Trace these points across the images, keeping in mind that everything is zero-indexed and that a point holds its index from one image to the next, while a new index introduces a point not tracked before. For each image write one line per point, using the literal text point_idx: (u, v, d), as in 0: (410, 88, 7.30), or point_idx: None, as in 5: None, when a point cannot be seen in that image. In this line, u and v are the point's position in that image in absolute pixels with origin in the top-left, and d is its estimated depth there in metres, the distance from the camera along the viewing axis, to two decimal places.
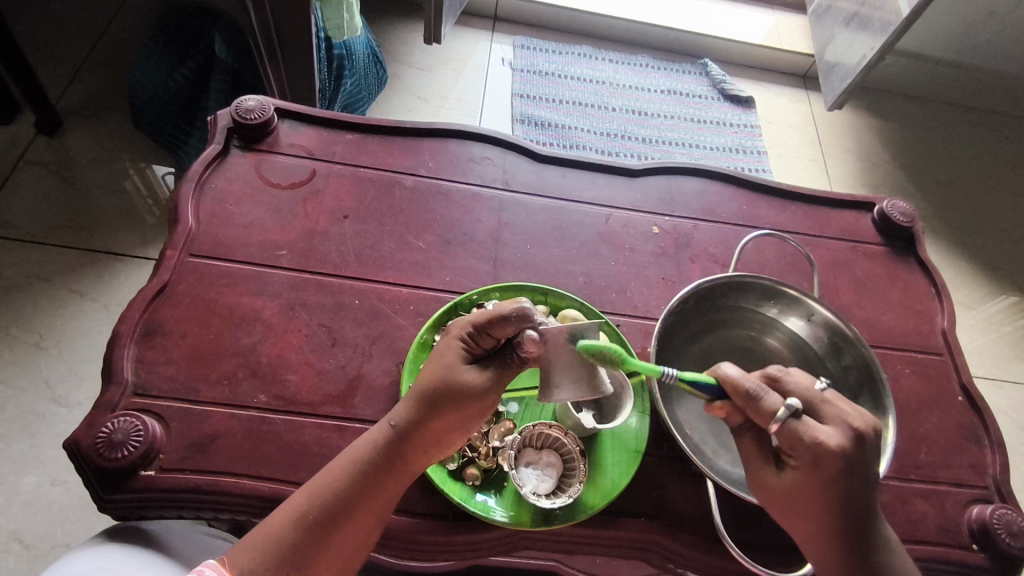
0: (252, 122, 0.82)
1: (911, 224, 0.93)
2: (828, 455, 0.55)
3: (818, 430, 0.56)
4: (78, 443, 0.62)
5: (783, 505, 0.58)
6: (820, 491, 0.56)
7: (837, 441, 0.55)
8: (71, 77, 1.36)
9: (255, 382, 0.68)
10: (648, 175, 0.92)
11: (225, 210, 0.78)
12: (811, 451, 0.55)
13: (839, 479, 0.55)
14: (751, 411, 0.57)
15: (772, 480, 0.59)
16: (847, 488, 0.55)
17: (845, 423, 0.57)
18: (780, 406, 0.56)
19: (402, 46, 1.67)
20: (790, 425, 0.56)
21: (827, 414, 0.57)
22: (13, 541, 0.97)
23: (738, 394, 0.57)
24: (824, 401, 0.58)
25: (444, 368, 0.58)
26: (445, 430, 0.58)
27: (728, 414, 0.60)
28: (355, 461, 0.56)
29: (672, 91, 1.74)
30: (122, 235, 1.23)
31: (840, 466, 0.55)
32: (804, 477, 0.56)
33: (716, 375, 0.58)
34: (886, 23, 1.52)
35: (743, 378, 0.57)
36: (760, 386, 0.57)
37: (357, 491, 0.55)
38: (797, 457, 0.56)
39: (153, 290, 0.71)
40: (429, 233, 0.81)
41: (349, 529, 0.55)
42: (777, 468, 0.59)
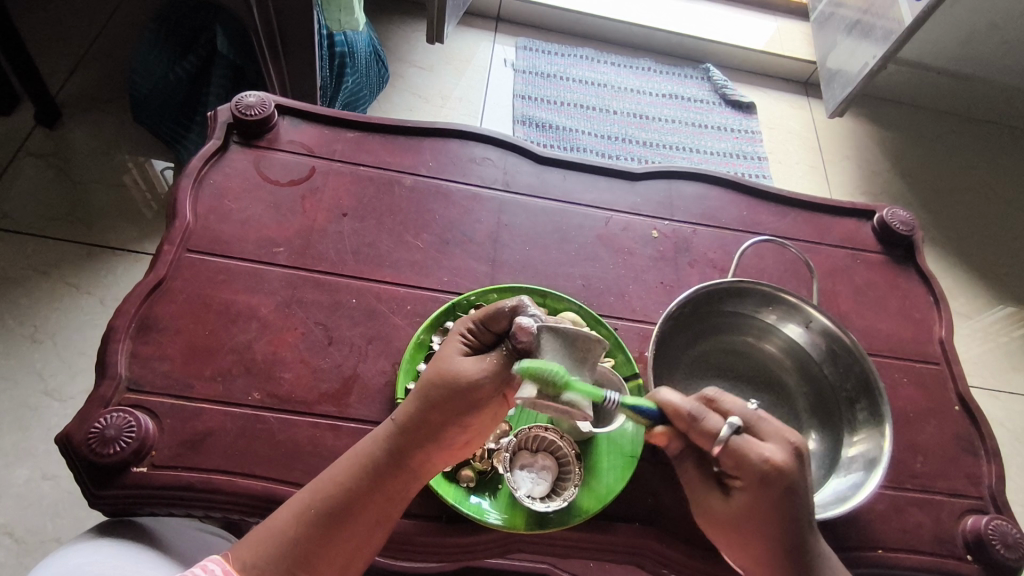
0: (252, 118, 0.82)
1: (911, 233, 0.93)
2: (774, 473, 0.54)
3: (761, 447, 0.56)
4: (70, 437, 0.62)
5: (730, 529, 0.58)
6: (767, 510, 0.55)
7: (781, 458, 0.55)
8: (71, 70, 1.36)
9: (250, 379, 0.68)
10: (648, 179, 0.92)
11: (223, 206, 0.77)
12: (757, 469, 0.55)
13: (783, 496, 0.54)
14: (693, 433, 0.57)
15: (718, 505, 0.58)
16: (792, 505, 0.55)
17: (786, 440, 0.56)
18: (722, 425, 0.56)
19: (404, 45, 1.67)
20: (733, 444, 0.55)
21: (765, 431, 0.57)
22: (3, 536, 0.96)
23: (679, 418, 0.57)
24: (760, 419, 0.58)
25: (444, 363, 0.58)
26: (450, 429, 0.57)
27: (669, 439, 0.60)
28: (359, 461, 0.56)
29: (674, 95, 1.74)
30: (119, 228, 1.22)
31: (786, 485, 0.54)
32: (751, 498, 0.55)
33: (657, 400, 0.58)
34: (888, 32, 1.52)
35: (683, 402, 0.57)
36: (699, 408, 0.57)
37: (361, 493, 0.55)
38: (743, 476, 0.56)
39: (149, 285, 0.70)
40: (427, 233, 0.81)
41: (351, 531, 0.54)
42: (725, 493, 0.58)
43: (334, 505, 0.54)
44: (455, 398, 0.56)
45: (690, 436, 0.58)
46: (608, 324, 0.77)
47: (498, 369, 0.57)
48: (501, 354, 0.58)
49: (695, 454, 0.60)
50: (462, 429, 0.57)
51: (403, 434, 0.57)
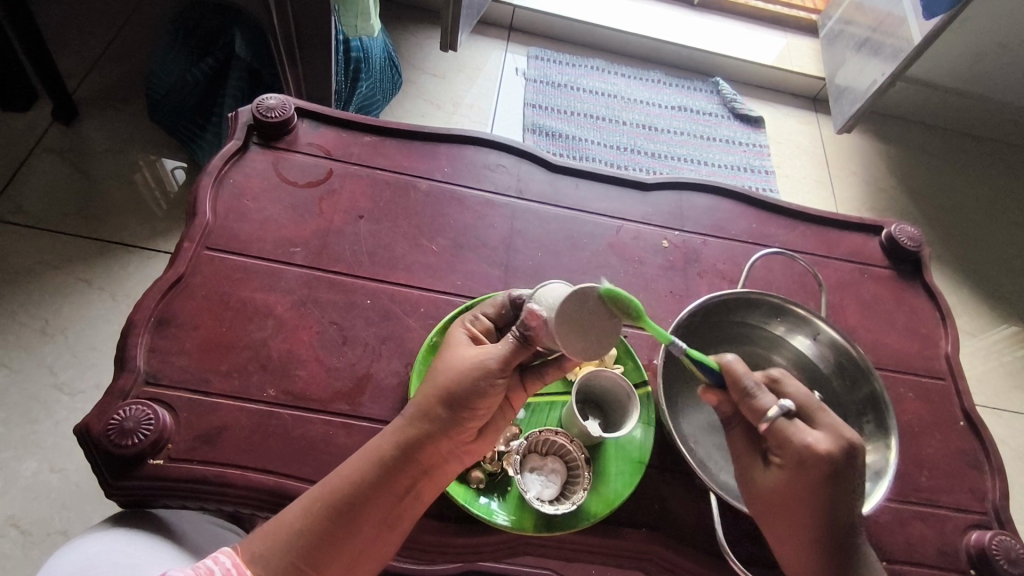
0: (272, 120, 0.83)
1: (919, 249, 0.93)
2: (817, 457, 0.55)
3: (807, 433, 0.57)
4: (89, 428, 0.63)
5: (769, 505, 0.59)
6: (807, 491, 0.56)
7: (825, 446, 0.56)
8: (90, 68, 1.38)
9: (266, 376, 0.69)
10: (659, 189, 0.93)
11: (242, 205, 0.79)
12: (799, 449, 0.56)
13: (825, 482, 0.55)
14: (744, 406, 0.59)
15: (759, 479, 0.59)
16: (834, 493, 0.55)
17: (838, 432, 0.57)
18: (773, 405, 0.58)
19: (417, 52, 1.69)
20: (779, 424, 0.57)
21: (821, 421, 0.58)
22: (10, 527, 0.97)
23: (736, 387, 0.60)
24: (819, 409, 0.59)
25: (451, 349, 0.62)
26: (457, 423, 0.58)
27: (720, 402, 0.63)
28: (372, 456, 0.57)
29: (682, 108, 1.76)
30: (133, 226, 1.24)
31: (825, 471, 0.55)
32: (790, 476, 0.57)
33: (722, 361, 0.61)
34: (897, 50, 1.54)
35: (743, 372, 0.60)
36: (757, 384, 0.59)
37: (370, 491, 0.55)
38: (784, 455, 0.57)
39: (169, 280, 0.71)
40: (441, 237, 0.82)
41: (359, 530, 0.55)
42: (765, 465, 0.59)
43: (343, 503, 0.55)
44: (464, 388, 0.58)
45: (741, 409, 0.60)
46: (618, 331, 0.78)
47: (508, 358, 0.59)
48: (509, 342, 0.59)
49: (745, 426, 0.62)
50: (470, 421, 0.58)
51: (412, 430, 0.57)
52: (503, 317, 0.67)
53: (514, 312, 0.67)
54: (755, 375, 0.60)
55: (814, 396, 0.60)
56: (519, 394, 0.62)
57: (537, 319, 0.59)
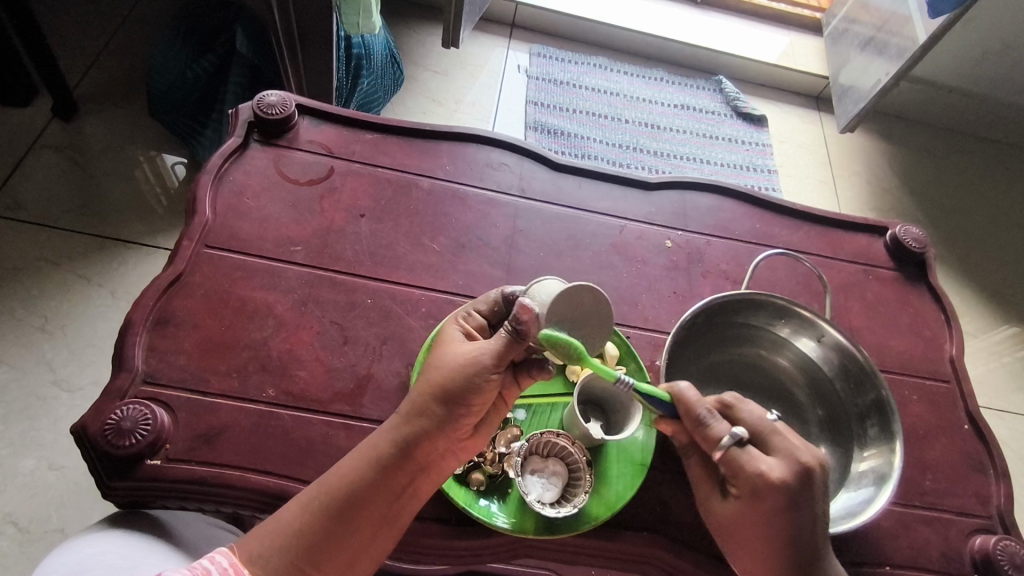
0: (273, 117, 0.82)
1: (924, 251, 0.93)
2: (769, 487, 0.56)
3: (761, 461, 0.57)
4: (86, 428, 0.62)
5: (729, 532, 0.60)
6: (764, 520, 0.57)
7: (779, 474, 0.56)
8: (90, 64, 1.37)
9: (265, 376, 0.68)
10: (662, 188, 0.92)
11: (242, 203, 0.78)
12: (751, 482, 0.57)
13: (780, 510, 0.56)
14: (699, 435, 0.60)
15: (719, 508, 0.61)
16: (791, 519, 0.56)
17: (793, 457, 0.57)
18: (726, 432, 0.58)
19: (419, 49, 1.68)
20: (731, 453, 0.58)
21: (774, 446, 0.58)
22: (9, 524, 0.97)
23: (690, 416, 0.60)
24: (775, 433, 0.59)
25: (444, 346, 0.61)
26: (454, 419, 0.57)
27: (675, 432, 0.63)
28: (369, 454, 0.56)
29: (685, 106, 1.75)
30: (132, 222, 1.23)
31: (778, 500, 0.56)
32: (744, 507, 0.58)
33: (671, 392, 0.60)
34: (902, 49, 1.53)
35: (696, 402, 0.60)
36: (710, 412, 0.59)
37: (367, 489, 0.55)
38: (740, 486, 0.58)
39: (167, 279, 0.71)
40: (443, 236, 0.81)
41: (357, 528, 0.54)
42: (722, 496, 0.61)
43: (340, 501, 0.54)
44: (458, 384, 0.57)
45: (696, 438, 0.61)
46: (620, 332, 0.77)
47: (502, 353, 0.58)
48: (502, 337, 0.58)
49: (700, 454, 0.64)
50: (465, 418, 0.58)
51: (407, 428, 0.57)
52: (496, 314, 0.66)
53: (507, 308, 0.66)
54: (707, 402, 0.60)
55: (768, 419, 0.60)
56: (512, 390, 0.61)
57: (529, 313, 0.58)
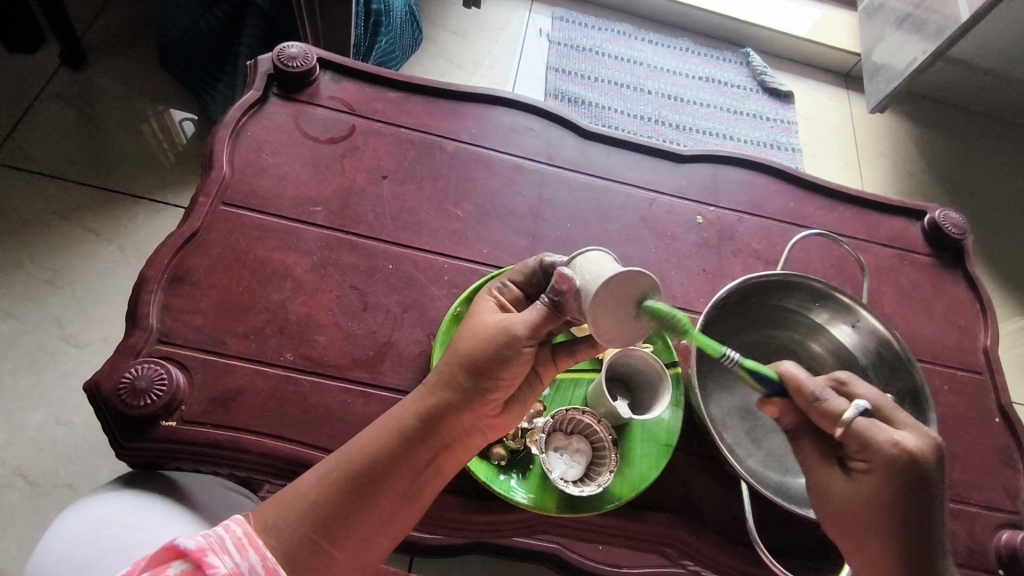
0: (293, 71, 0.79)
1: (962, 237, 0.89)
2: (906, 460, 0.52)
3: (893, 432, 0.54)
4: (99, 386, 0.60)
5: (845, 515, 0.55)
6: (895, 497, 0.53)
7: (914, 444, 0.53)
8: (99, 11, 1.32)
9: (283, 340, 0.66)
10: (694, 162, 0.89)
11: (261, 159, 0.75)
12: (887, 454, 0.53)
13: (914, 487, 0.52)
14: (812, 412, 0.55)
15: (839, 488, 0.56)
16: (923, 496, 0.53)
17: (922, 432, 0.54)
18: (847, 407, 0.54)
19: (439, 9, 1.62)
20: (858, 426, 0.54)
21: (900, 421, 0.55)
22: (19, 477, 0.96)
23: (800, 394, 0.56)
24: (894, 409, 0.57)
25: (478, 318, 0.58)
26: (480, 395, 0.55)
27: (780, 412, 0.59)
28: (393, 426, 0.54)
29: (710, 79, 1.69)
30: (142, 177, 1.20)
31: (915, 473, 0.52)
32: (876, 482, 0.53)
33: (780, 371, 0.57)
34: (941, 27, 1.47)
35: (807, 380, 0.56)
36: (824, 389, 0.55)
37: (389, 462, 0.53)
38: (868, 460, 0.54)
39: (183, 236, 0.68)
40: (467, 203, 0.78)
41: (380, 503, 0.52)
42: (846, 475, 0.56)
43: (362, 475, 0.52)
44: (488, 354, 0.54)
45: (810, 415, 0.56)
46: None
47: (537, 325, 0.55)
48: (539, 309, 0.55)
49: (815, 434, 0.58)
50: (493, 393, 0.55)
51: (431, 400, 0.55)
52: (533, 285, 0.62)
53: (544, 281, 0.62)
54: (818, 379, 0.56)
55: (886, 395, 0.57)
56: (549, 368, 0.59)
57: (567, 285, 0.54)
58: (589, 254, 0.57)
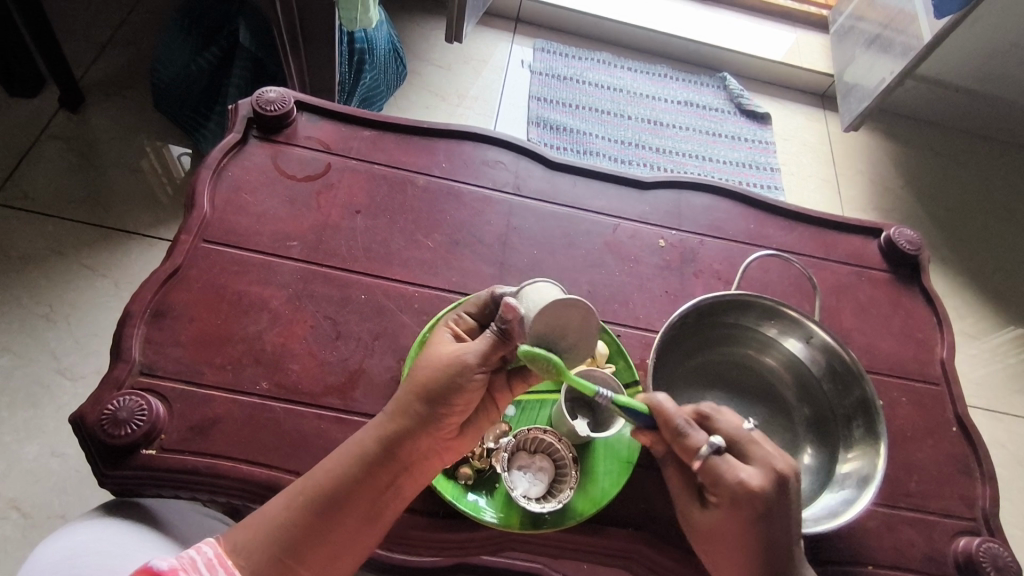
0: (271, 113, 0.83)
1: (918, 253, 0.93)
2: (746, 495, 0.55)
3: (740, 469, 0.57)
4: (84, 418, 0.64)
5: (708, 540, 0.60)
6: (742, 528, 0.57)
7: (758, 483, 0.56)
8: (95, 56, 1.38)
9: (259, 369, 0.70)
10: (657, 188, 0.93)
11: (240, 198, 0.79)
12: (729, 488, 0.56)
13: (755, 520, 0.56)
14: (677, 446, 0.58)
15: (698, 517, 0.60)
16: (766, 527, 0.56)
17: (770, 465, 0.57)
18: (704, 442, 0.57)
19: (423, 43, 1.69)
20: (711, 462, 0.57)
21: (753, 455, 0.58)
22: (12, 509, 0.99)
23: (668, 428, 0.58)
24: (752, 442, 0.59)
25: (431, 349, 0.61)
26: (436, 419, 0.58)
27: (652, 443, 0.62)
28: (354, 451, 0.57)
29: (688, 103, 1.75)
30: (136, 214, 1.25)
31: (756, 509, 0.56)
32: (725, 514, 0.57)
33: (650, 402, 0.58)
34: (907, 48, 1.52)
35: (673, 412, 0.58)
36: (687, 420, 0.58)
37: (350, 486, 0.56)
38: (719, 494, 0.57)
39: (165, 272, 0.72)
40: (437, 233, 0.82)
41: (342, 523, 0.55)
42: (703, 505, 0.60)
43: (318, 497, 0.55)
44: (441, 383, 0.58)
45: (674, 448, 0.59)
46: (610, 330, 0.78)
47: (487, 353, 0.58)
48: (487, 338, 0.59)
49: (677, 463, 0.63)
50: (448, 417, 0.59)
51: (392, 426, 0.58)
52: (486, 314, 0.65)
53: (495, 309, 0.65)
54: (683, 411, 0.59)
55: (744, 428, 0.59)
56: (504, 393, 0.62)
57: (513, 313, 0.58)
58: (534, 288, 0.64)
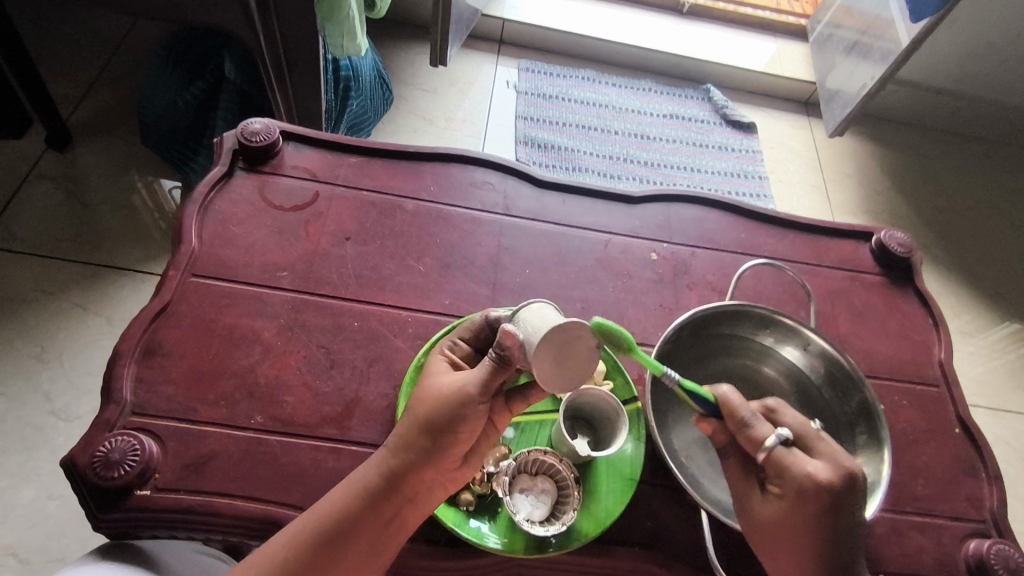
0: (258, 145, 0.84)
1: (909, 255, 0.93)
2: (816, 486, 0.56)
3: (807, 462, 0.57)
4: (75, 461, 0.63)
5: (762, 534, 0.59)
6: (808, 520, 0.56)
7: (826, 475, 0.56)
8: (82, 95, 1.39)
9: (253, 403, 0.69)
10: (647, 202, 0.93)
11: (229, 231, 0.79)
12: (798, 480, 0.56)
13: (826, 511, 0.56)
14: (743, 436, 0.59)
15: (756, 509, 0.60)
16: (834, 520, 0.56)
17: (837, 461, 0.58)
18: (771, 434, 0.58)
19: (408, 68, 1.70)
20: (777, 453, 0.58)
21: (817, 450, 0.59)
22: (7, 556, 0.97)
23: (733, 419, 0.60)
24: (817, 438, 0.60)
25: (428, 380, 0.60)
26: (440, 451, 0.57)
27: (714, 432, 0.62)
28: (356, 487, 0.57)
29: (674, 116, 1.76)
30: (127, 249, 1.24)
31: (826, 503, 0.56)
32: (788, 506, 0.57)
33: (717, 394, 0.60)
34: (885, 53, 1.54)
35: (740, 405, 0.60)
36: (754, 414, 0.59)
37: (353, 522, 0.56)
38: (783, 485, 0.57)
39: (155, 309, 0.72)
40: (429, 257, 0.82)
41: (344, 559, 0.55)
42: (763, 494, 0.60)
43: (327, 535, 0.55)
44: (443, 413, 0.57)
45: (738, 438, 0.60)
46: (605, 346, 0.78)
47: (487, 380, 0.58)
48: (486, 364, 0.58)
49: (740, 454, 0.62)
50: (452, 446, 0.58)
51: (395, 459, 0.58)
52: (480, 339, 0.66)
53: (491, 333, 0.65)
54: (750, 405, 0.60)
55: (813, 425, 0.61)
56: (504, 416, 0.62)
57: (512, 340, 0.57)
58: (532, 307, 0.60)
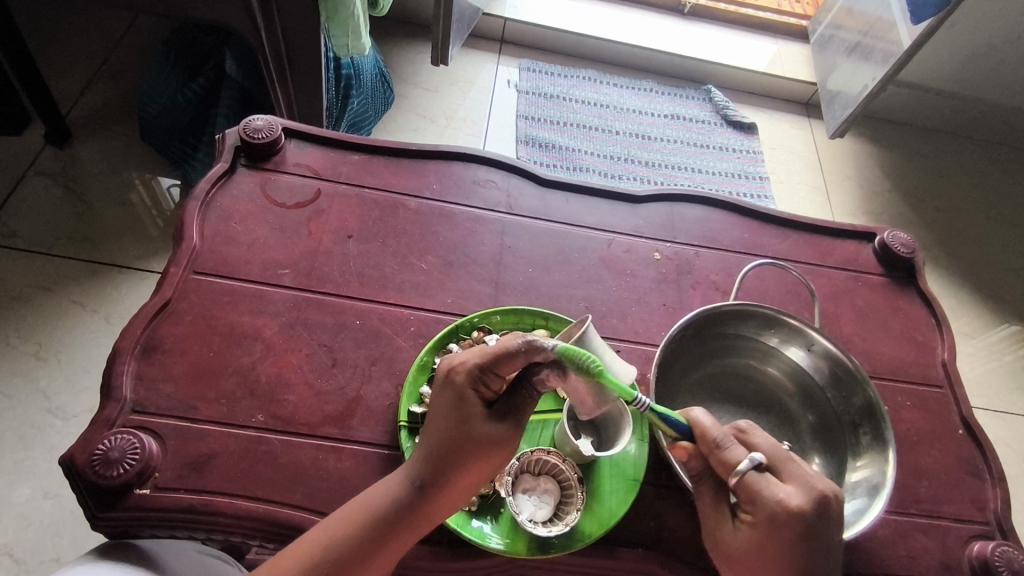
0: (259, 142, 0.83)
1: (912, 256, 0.93)
2: (785, 515, 0.54)
3: (779, 489, 0.55)
4: (73, 459, 0.62)
5: (734, 565, 0.58)
6: (780, 549, 0.54)
7: (797, 502, 0.54)
8: (81, 91, 1.38)
9: (254, 401, 0.68)
10: (650, 201, 0.93)
11: (230, 228, 0.78)
12: (769, 508, 0.54)
13: (796, 540, 0.54)
14: (715, 459, 0.58)
15: (727, 538, 0.58)
16: (807, 549, 0.54)
17: (809, 486, 0.55)
18: (743, 458, 0.57)
19: (409, 67, 1.70)
20: (748, 479, 0.56)
21: (789, 475, 0.57)
22: (3, 555, 0.96)
23: (704, 441, 0.59)
24: (790, 462, 0.58)
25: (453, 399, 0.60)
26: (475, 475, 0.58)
27: (688, 458, 0.61)
28: (371, 508, 0.57)
29: (675, 116, 1.76)
30: (126, 247, 1.24)
31: (796, 531, 0.54)
32: (760, 534, 0.55)
33: (688, 417, 0.60)
34: (887, 54, 1.54)
35: (712, 428, 0.59)
36: (727, 437, 0.58)
37: (369, 543, 0.56)
38: (754, 511, 0.56)
39: (155, 306, 0.71)
40: (431, 255, 0.82)
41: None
42: (733, 522, 0.58)
43: (337, 557, 0.55)
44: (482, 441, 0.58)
45: (709, 462, 0.59)
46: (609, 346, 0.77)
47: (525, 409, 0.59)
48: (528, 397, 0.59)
49: (712, 482, 0.60)
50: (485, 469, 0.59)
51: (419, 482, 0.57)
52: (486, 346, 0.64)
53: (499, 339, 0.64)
54: (723, 428, 0.60)
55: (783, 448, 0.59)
56: None
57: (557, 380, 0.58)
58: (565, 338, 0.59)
